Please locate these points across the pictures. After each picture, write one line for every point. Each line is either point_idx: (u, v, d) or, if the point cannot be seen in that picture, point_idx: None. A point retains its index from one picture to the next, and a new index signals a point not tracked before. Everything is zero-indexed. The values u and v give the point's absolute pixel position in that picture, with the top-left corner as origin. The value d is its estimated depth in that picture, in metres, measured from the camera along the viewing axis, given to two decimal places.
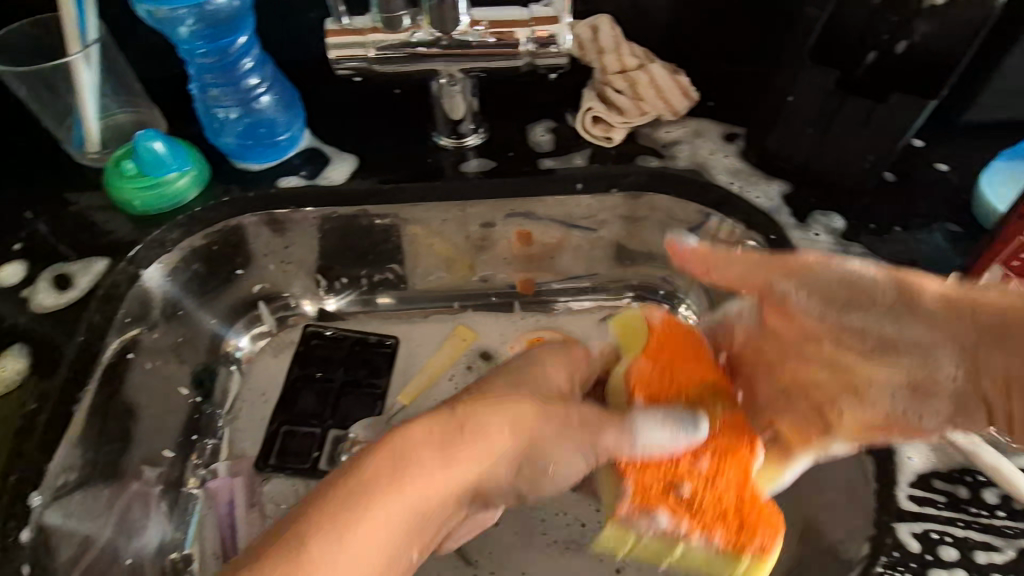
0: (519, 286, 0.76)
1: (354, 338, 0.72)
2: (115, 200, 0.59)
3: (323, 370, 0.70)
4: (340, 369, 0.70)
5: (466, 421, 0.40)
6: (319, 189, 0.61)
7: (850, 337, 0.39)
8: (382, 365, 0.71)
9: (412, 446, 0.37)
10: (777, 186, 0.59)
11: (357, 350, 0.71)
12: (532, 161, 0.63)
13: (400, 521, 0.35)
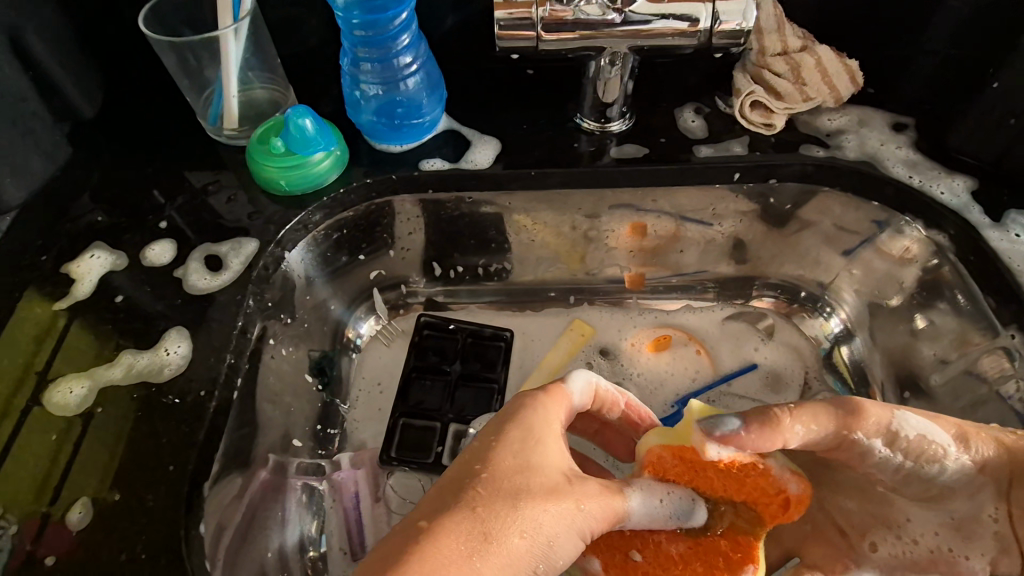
0: (627, 282, 0.71)
1: (465, 330, 0.68)
2: (257, 177, 0.57)
3: (441, 362, 0.66)
4: (457, 362, 0.66)
5: (518, 493, 0.39)
6: (464, 172, 0.59)
7: (905, 485, 0.46)
8: (498, 359, 0.68)
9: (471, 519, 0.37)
10: (961, 180, 0.55)
11: (470, 343, 0.68)
12: (686, 149, 0.60)
13: None
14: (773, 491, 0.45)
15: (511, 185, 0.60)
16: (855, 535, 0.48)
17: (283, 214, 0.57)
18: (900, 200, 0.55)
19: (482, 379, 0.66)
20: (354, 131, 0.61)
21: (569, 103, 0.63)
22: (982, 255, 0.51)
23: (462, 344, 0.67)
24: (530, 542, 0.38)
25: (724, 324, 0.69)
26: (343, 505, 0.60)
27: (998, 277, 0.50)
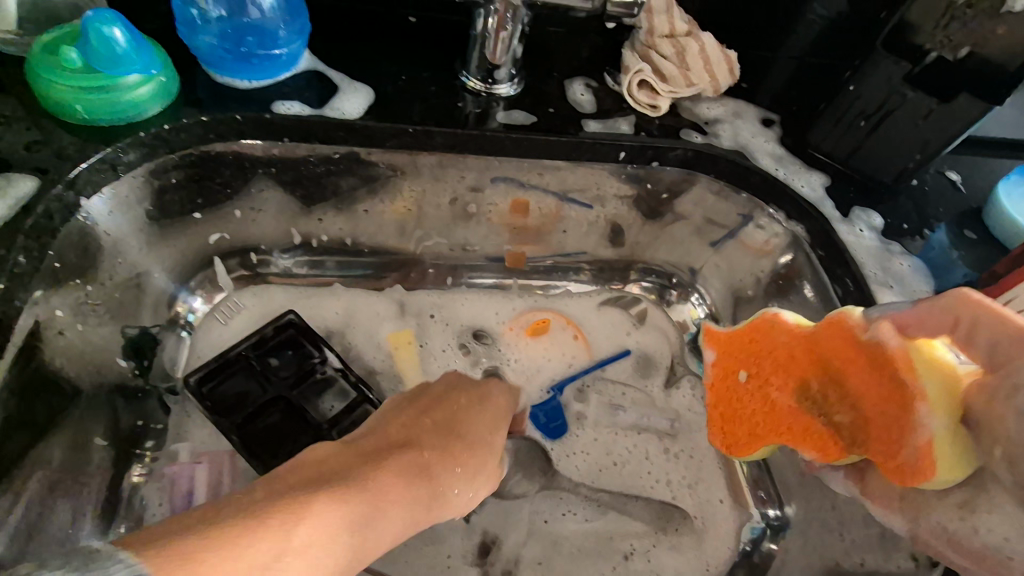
0: (507, 261, 0.68)
1: (244, 350, 0.53)
2: (42, 97, 0.44)
3: (245, 388, 0.52)
4: (267, 380, 0.52)
5: (431, 444, 0.37)
6: (330, 120, 0.51)
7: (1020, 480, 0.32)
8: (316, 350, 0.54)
9: (386, 458, 0.34)
10: (817, 177, 0.58)
11: (263, 357, 0.53)
12: (574, 121, 0.57)
13: (379, 468, 0.33)
14: (890, 435, 0.36)
15: (389, 142, 0.53)
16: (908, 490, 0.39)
17: (80, 149, 0.44)
18: (768, 189, 0.57)
19: (306, 380, 0.53)
20: (188, 57, 0.50)
21: (454, 59, 0.57)
22: (834, 246, 0.55)
23: (257, 364, 0.53)
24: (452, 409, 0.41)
25: (599, 309, 0.68)
26: (171, 504, 0.49)
27: (847, 266, 0.54)
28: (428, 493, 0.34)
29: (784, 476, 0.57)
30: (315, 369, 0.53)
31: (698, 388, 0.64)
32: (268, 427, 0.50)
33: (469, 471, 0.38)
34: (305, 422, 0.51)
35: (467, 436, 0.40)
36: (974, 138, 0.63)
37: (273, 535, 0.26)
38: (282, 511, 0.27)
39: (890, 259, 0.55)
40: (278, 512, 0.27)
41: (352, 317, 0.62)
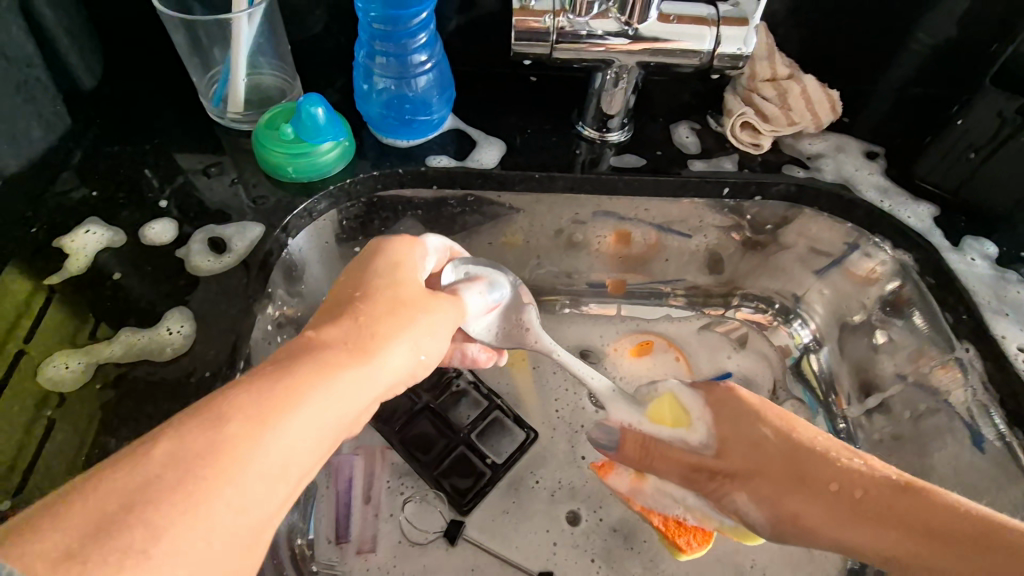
0: (609, 287, 0.74)
1: None
2: (262, 162, 0.57)
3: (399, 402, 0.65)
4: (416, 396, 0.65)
5: (343, 323, 0.37)
6: (471, 170, 0.60)
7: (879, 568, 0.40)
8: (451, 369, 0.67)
9: (300, 344, 0.34)
10: (925, 208, 0.60)
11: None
12: (680, 162, 0.63)
13: (283, 356, 0.33)
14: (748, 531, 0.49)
15: (517, 186, 0.61)
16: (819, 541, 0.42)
17: (287, 201, 0.57)
18: (872, 221, 0.60)
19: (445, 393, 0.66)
20: (361, 123, 0.62)
21: (570, 111, 0.65)
22: (945, 276, 0.56)
23: None
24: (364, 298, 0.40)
25: (700, 333, 0.72)
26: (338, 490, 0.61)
27: (958, 295, 0.55)
28: (343, 361, 0.34)
29: None
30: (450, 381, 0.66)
31: (802, 410, 0.66)
32: (423, 435, 0.64)
33: (393, 322, 0.39)
34: (450, 431, 0.64)
35: (374, 297, 0.40)
36: None
37: (203, 429, 0.27)
38: (191, 437, 0.27)
39: (1005, 287, 0.55)
40: (217, 419, 0.28)
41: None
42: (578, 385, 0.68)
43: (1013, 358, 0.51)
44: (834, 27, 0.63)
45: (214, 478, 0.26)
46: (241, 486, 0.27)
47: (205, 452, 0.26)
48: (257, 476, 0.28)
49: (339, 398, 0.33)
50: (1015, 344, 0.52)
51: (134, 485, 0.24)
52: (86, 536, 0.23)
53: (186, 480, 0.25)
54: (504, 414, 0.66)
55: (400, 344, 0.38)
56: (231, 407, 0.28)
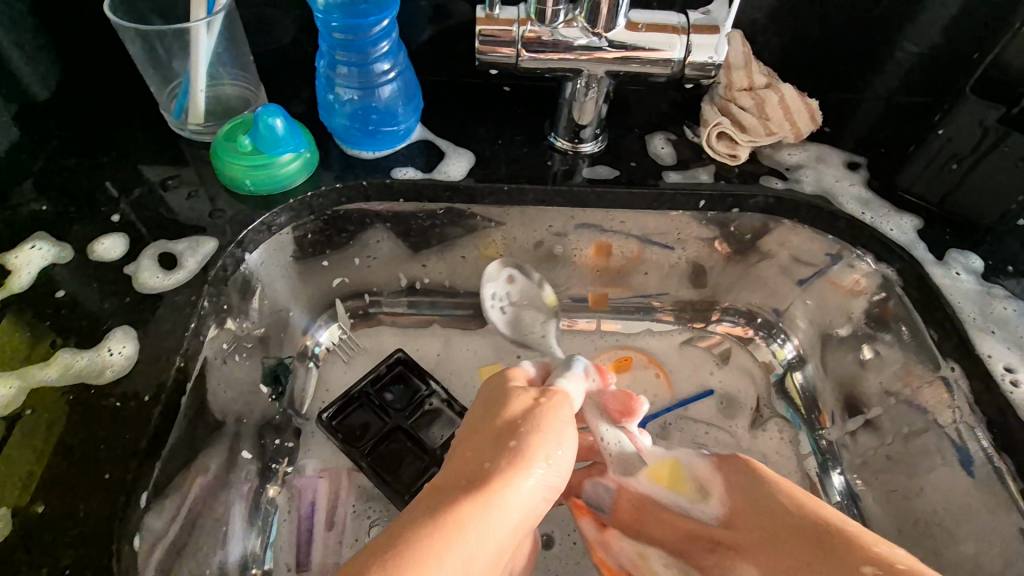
0: (591, 301, 0.72)
1: (363, 388, 0.64)
2: (220, 175, 0.55)
3: (368, 419, 0.62)
4: (385, 413, 0.63)
5: (486, 445, 0.40)
6: (438, 182, 0.59)
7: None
8: (425, 387, 0.64)
9: (418, 513, 0.34)
10: (909, 219, 0.58)
11: (380, 392, 0.64)
12: (656, 173, 0.61)
13: (413, 527, 0.33)
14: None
15: (486, 198, 0.60)
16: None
17: (246, 214, 0.55)
18: (853, 233, 0.58)
19: (417, 411, 0.63)
20: (327, 135, 0.60)
21: (544, 121, 0.64)
22: (928, 292, 0.54)
23: (375, 399, 0.63)
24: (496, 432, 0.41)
25: (682, 347, 0.70)
26: (300, 514, 0.58)
27: (941, 311, 0.53)
28: (472, 516, 0.35)
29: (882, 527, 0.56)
30: (422, 399, 0.63)
31: (786, 429, 0.63)
32: (392, 454, 0.60)
33: (542, 444, 0.40)
34: (421, 450, 0.60)
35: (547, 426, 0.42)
36: None
37: None
38: None
39: (992, 303, 0.53)
40: None
41: (449, 354, 0.69)
42: None
43: (998, 379, 0.49)
44: (814, 35, 0.62)
45: None
46: None
47: None
48: None
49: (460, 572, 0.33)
50: (1002, 364, 0.50)
51: None
52: None
53: None
54: None
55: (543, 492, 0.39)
56: None
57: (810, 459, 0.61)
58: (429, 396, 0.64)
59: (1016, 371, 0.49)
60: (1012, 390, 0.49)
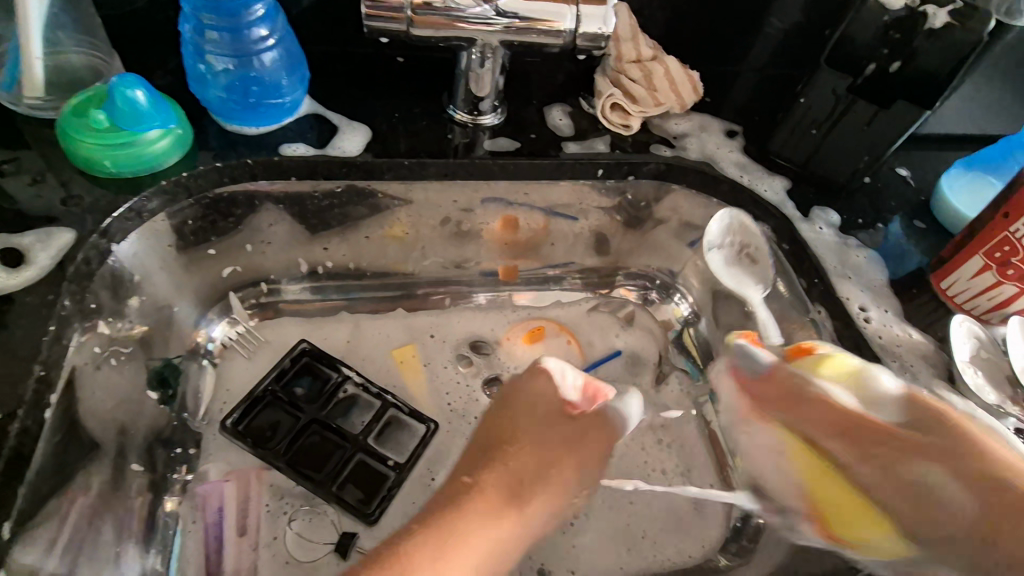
0: (502, 274, 0.73)
1: (269, 386, 0.61)
2: (72, 156, 0.49)
3: (277, 418, 0.60)
4: (297, 408, 0.61)
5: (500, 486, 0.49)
6: (332, 159, 0.56)
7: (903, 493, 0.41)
8: (336, 375, 0.63)
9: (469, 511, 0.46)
10: (779, 180, 0.64)
11: (287, 388, 0.62)
12: (553, 144, 0.62)
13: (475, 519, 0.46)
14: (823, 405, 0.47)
15: (386, 175, 0.58)
16: (877, 502, 0.43)
17: (109, 200, 0.49)
18: (735, 196, 0.62)
19: (331, 402, 0.62)
20: (201, 111, 0.55)
21: (441, 93, 0.62)
22: (796, 244, 0.60)
23: (284, 395, 0.61)
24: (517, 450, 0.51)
25: (592, 313, 0.73)
26: (203, 521, 0.54)
27: (807, 260, 0.59)
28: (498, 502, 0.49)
29: None
30: (334, 387, 0.63)
31: (684, 381, 0.71)
32: (311, 448, 0.59)
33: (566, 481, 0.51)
34: (343, 438, 0.60)
35: (509, 454, 0.51)
36: (920, 135, 0.68)
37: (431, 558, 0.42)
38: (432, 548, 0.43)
39: (847, 252, 0.60)
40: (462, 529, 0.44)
41: (358, 339, 0.67)
42: (470, 377, 0.67)
43: (855, 316, 0.56)
44: (692, 9, 0.65)
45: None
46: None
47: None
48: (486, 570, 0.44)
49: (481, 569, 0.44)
50: (857, 304, 0.57)
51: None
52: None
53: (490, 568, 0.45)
54: (401, 412, 0.63)
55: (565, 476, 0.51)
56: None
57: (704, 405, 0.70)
58: (345, 383, 0.63)
59: (868, 309, 0.56)
60: (866, 325, 0.55)
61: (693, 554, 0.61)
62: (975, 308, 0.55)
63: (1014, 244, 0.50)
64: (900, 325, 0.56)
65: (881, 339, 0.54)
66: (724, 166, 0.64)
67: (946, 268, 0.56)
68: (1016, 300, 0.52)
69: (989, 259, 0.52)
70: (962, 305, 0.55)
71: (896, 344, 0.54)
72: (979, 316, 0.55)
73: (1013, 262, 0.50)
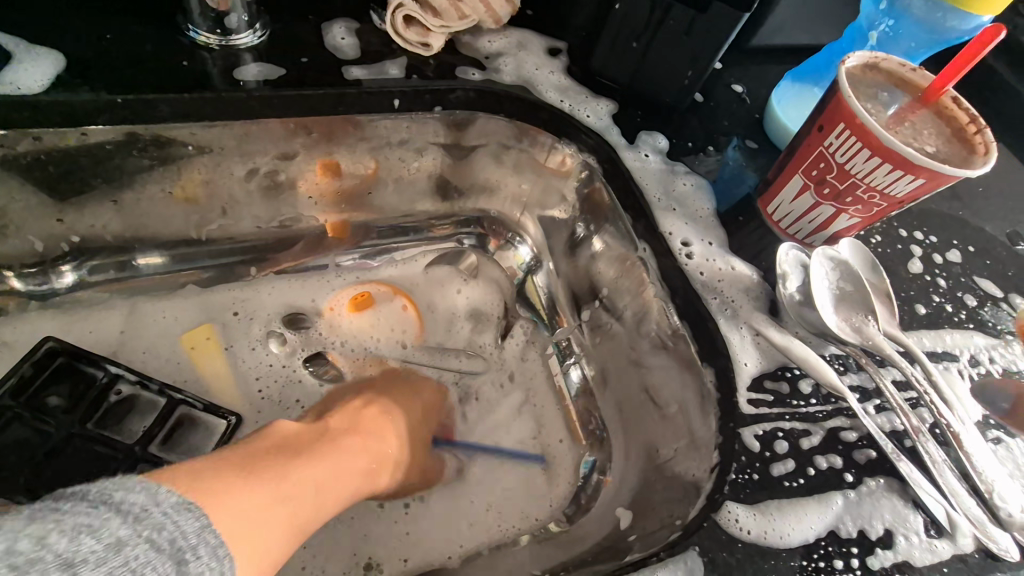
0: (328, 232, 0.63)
1: (5, 400, 0.48)
2: None
3: (25, 436, 0.47)
4: (48, 420, 0.48)
5: (330, 463, 0.42)
6: (6, 99, 0.43)
7: None
8: (103, 375, 0.51)
9: (300, 450, 0.41)
10: (604, 104, 0.57)
11: (36, 398, 0.49)
12: (334, 70, 0.51)
13: (309, 474, 0.39)
14: None
15: (100, 118, 0.45)
16: None
17: None
18: (555, 123, 0.55)
19: (98, 408, 0.50)
20: None
21: (174, 14, 0.49)
22: (618, 175, 0.54)
23: (30, 408, 0.48)
24: (356, 444, 0.46)
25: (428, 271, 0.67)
26: None
27: (630, 193, 0.53)
28: (323, 465, 0.41)
29: (609, 416, 0.60)
30: (100, 387, 0.51)
31: (530, 332, 0.65)
32: (68, 466, 0.47)
33: (403, 447, 0.52)
34: (111, 446, 0.47)
35: (361, 430, 0.48)
36: (753, 48, 0.63)
37: (244, 487, 0.33)
38: (257, 487, 0.34)
39: (674, 181, 0.55)
40: (266, 476, 0.35)
41: (137, 328, 0.58)
42: (283, 357, 0.60)
43: (676, 252, 0.51)
44: None
45: (250, 532, 0.32)
46: (260, 509, 0.33)
47: (282, 494, 0.36)
48: (276, 534, 0.33)
49: (314, 497, 0.38)
50: (680, 238, 0.52)
51: (271, 535, 0.33)
52: (247, 502, 0.33)
53: (264, 542, 0.32)
54: (193, 405, 0.52)
55: (322, 465, 0.41)
56: (275, 502, 0.35)
57: (554, 363, 0.64)
58: (116, 382, 0.51)
59: (691, 243, 0.52)
60: (688, 261, 0.51)
61: (539, 516, 0.57)
62: (799, 232, 0.51)
63: (828, 160, 0.45)
64: (723, 258, 0.52)
65: (702, 276, 0.50)
66: (542, 90, 0.56)
67: (771, 191, 0.52)
68: (834, 221, 0.48)
69: (808, 178, 0.48)
70: (786, 229, 0.51)
71: (717, 280, 0.50)
72: (801, 241, 0.51)
73: (828, 181, 0.46)
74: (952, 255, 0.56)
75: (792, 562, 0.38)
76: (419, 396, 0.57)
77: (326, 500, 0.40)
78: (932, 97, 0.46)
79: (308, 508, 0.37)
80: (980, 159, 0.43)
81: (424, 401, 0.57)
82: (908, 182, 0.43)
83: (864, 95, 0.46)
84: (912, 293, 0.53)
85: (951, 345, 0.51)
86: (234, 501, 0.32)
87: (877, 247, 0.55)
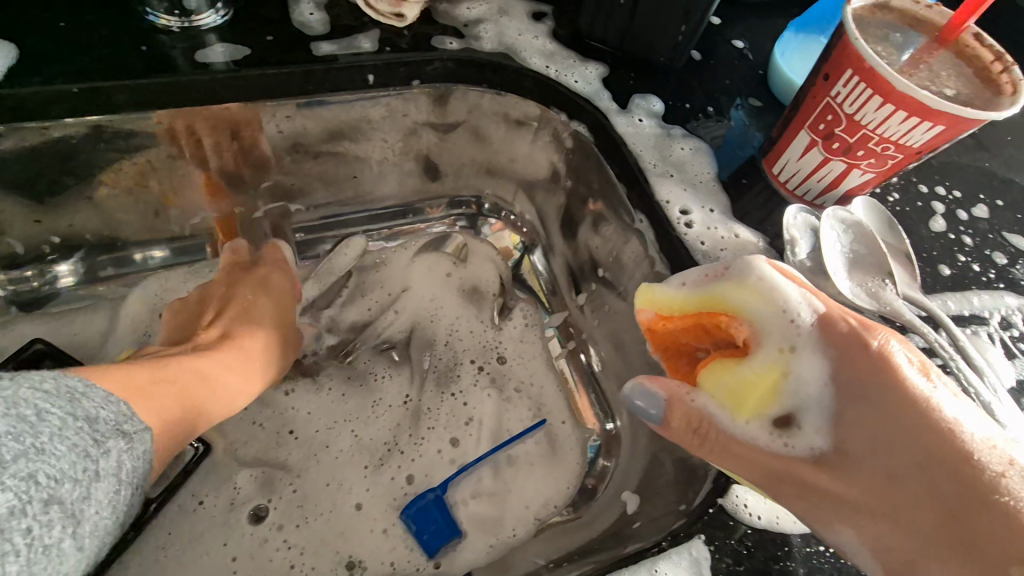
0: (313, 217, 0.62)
1: None
2: None
3: None
4: None
5: (210, 360, 0.42)
6: None
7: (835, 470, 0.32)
8: None
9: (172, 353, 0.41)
10: (593, 68, 0.54)
11: None
12: (298, 47, 0.48)
13: (193, 365, 0.40)
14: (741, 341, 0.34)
15: (50, 111, 0.43)
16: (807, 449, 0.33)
17: None
18: (541, 91, 0.52)
19: None
20: None
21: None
22: (610, 143, 0.51)
23: None
24: (227, 343, 0.46)
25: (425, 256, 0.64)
26: None
27: (623, 161, 0.50)
28: (202, 359, 0.42)
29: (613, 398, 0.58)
30: None
31: (530, 315, 0.62)
32: None
33: (272, 332, 0.50)
34: None
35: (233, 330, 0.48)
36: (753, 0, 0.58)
37: (125, 374, 0.34)
38: (138, 374, 0.35)
39: (671, 145, 0.52)
40: (144, 366, 0.37)
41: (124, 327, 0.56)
42: None
43: (674, 222, 0.48)
44: None
45: (146, 402, 0.34)
46: (149, 391, 0.35)
47: (166, 377, 0.37)
48: (169, 406, 0.36)
49: (201, 379, 0.40)
50: (678, 207, 0.49)
51: (160, 406, 0.35)
52: (131, 382, 0.34)
53: (155, 411, 0.35)
54: None
55: (204, 359, 0.42)
56: (164, 384, 0.36)
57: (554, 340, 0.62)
58: None
59: (690, 211, 0.49)
60: (687, 231, 0.48)
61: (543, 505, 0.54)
62: (807, 193, 0.47)
63: (836, 112, 0.41)
64: (725, 225, 0.48)
65: (704, 246, 0.47)
66: (524, 55, 0.52)
67: (776, 151, 0.48)
68: (845, 178, 0.44)
69: (815, 133, 0.44)
70: (793, 191, 0.48)
71: (719, 250, 0.47)
72: (810, 203, 0.48)
73: (837, 135, 0.42)
74: (977, 210, 0.52)
75: (808, 548, 0.36)
76: (276, 279, 0.54)
77: (216, 383, 0.41)
78: (951, 35, 0.41)
79: (201, 392, 0.39)
80: (1006, 100, 0.39)
81: (287, 281, 0.55)
82: (926, 129, 0.39)
83: (873, 37, 0.42)
84: (935, 253, 0.49)
85: (977, 308, 0.47)
86: (114, 381, 0.33)
87: (896, 206, 0.51)
